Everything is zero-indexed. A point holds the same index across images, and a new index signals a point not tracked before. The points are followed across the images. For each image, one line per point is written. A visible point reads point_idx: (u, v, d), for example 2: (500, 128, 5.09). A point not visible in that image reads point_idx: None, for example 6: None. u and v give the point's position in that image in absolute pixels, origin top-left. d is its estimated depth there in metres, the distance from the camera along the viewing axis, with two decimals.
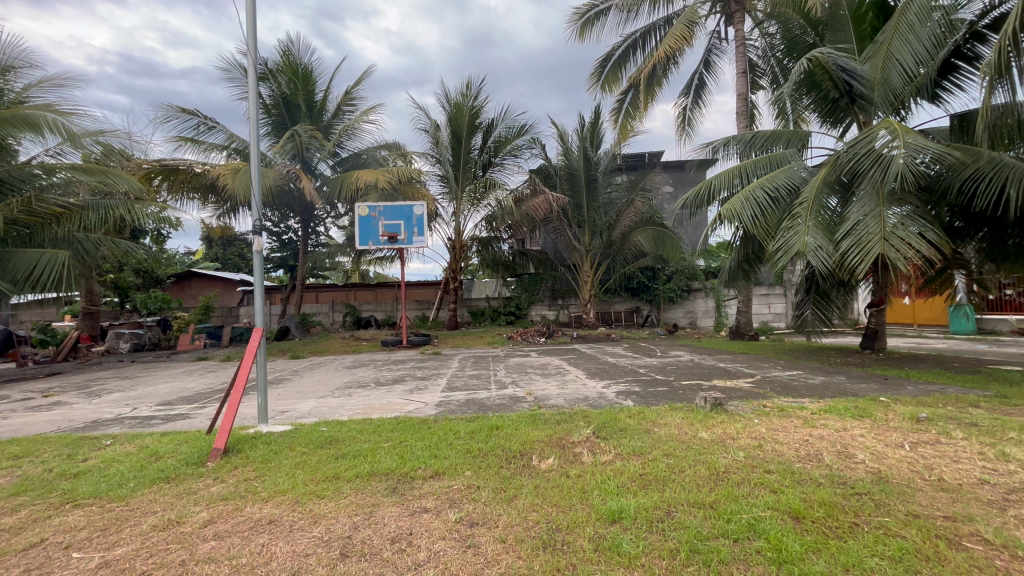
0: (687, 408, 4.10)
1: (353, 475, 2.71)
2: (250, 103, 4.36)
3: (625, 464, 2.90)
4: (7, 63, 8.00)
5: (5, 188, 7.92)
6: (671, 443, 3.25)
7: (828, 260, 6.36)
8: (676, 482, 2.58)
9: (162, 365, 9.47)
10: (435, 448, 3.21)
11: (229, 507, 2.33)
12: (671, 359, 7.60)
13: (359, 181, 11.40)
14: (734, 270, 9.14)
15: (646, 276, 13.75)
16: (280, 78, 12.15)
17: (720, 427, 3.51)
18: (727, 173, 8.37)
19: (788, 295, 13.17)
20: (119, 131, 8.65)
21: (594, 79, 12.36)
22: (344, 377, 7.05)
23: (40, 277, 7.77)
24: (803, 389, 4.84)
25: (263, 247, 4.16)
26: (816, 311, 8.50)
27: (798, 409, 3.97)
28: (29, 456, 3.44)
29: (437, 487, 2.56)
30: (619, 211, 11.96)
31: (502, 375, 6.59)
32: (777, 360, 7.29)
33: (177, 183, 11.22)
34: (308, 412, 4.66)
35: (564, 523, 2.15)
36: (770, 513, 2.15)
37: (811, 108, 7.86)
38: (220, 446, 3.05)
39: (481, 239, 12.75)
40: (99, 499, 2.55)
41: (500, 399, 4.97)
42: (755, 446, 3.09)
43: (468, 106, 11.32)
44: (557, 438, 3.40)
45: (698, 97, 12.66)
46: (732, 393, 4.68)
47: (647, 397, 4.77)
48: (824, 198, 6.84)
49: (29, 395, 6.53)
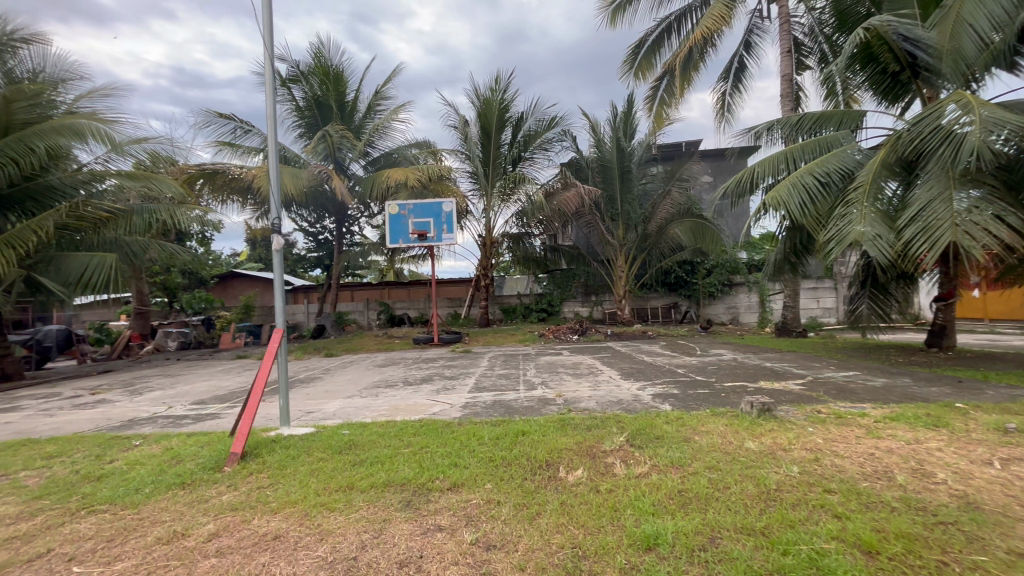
0: (730, 413, 3.76)
1: (368, 485, 2.56)
2: (269, 98, 4.29)
3: (663, 478, 2.64)
4: (58, 77, 8.43)
5: (59, 196, 8.28)
6: (713, 454, 2.95)
7: (888, 250, 5.80)
8: (725, 502, 2.30)
9: (204, 363, 9.77)
10: (456, 455, 3.02)
11: (236, 519, 2.22)
12: (712, 359, 7.16)
13: (390, 179, 11.42)
14: (780, 263, 8.58)
15: (684, 270, 13.23)
16: (312, 81, 12.33)
17: (770, 437, 3.15)
18: (771, 159, 7.84)
19: (839, 289, 12.36)
20: (161, 137, 8.96)
21: (627, 67, 11.92)
22: (374, 376, 7.00)
23: (89, 279, 8.15)
24: (864, 393, 4.36)
25: (284, 245, 4.07)
26: (873, 305, 7.86)
27: (858, 416, 3.55)
28: (62, 457, 3.49)
29: (455, 501, 2.37)
30: (655, 203, 11.52)
31: (533, 375, 6.35)
32: (829, 359, 6.72)
33: (216, 186, 11.57)
34: (333, 413, 4.59)
35: (592, 549, 1.91)
36: (835, 545, 1.83)
37: (866, 84, 7.26)
38: (237, 451, 2.97)
39: (512, 235, 12.55)
40: (113, 505, 2.50)
41: (528, 401, 4.73)
42: (810, 460, 2.74)
43: (498, 101, 11.12)
44: (587, 446, 3.15)
45: (738, 80, 11.99)
46: (781, 396, 4.27)
47: (686, 400, 4.44)
48: (883, 183, 6.25)
49: (79, 392, 6.84)
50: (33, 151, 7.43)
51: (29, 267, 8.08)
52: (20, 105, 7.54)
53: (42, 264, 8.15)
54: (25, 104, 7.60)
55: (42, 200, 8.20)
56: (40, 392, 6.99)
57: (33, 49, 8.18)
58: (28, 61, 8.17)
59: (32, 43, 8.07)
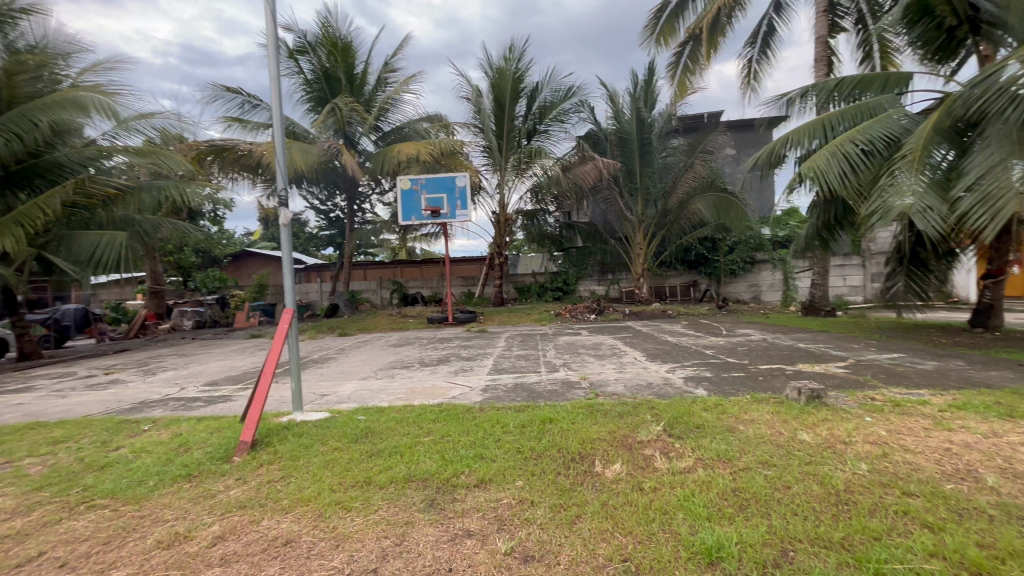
0: (774, 401, 3.46)
1: (387, 480, 2.34)
2: (271, 62, 3.96)
3: (711, 475, 2.38)
4: (60, 50, 8.07)
5: (66, 173, 8.08)
6: (763, 447, 2.67)
7: (939, 222, 5.41)
8: (791, 506, 2.02)
9: (218, 343, 9.70)
10: (480, 446, 2.77)
11: (243, 520, 2.02)
12: (740, 339, 6.83)
13: (401, 154, 11.06)
14: (810, 239, 8.11)
15: (705, 247, 12.75)
16: (320, 52, 11.88)
17: (825, 428, 2.84)
18: (806, 127, 7.31)
19: (868, 266, 11.82)
20: (168, 112, 8.69)
21: (648, 32, 11.26)
22: (389, 356, 6.83)
23: (101, 258, 8.02)
24: (917, 378, 4.03)
25: (292, 219, 3.78)
26: (910, 283, 7.42)
27: (918, 404, 3.23)
28: (68, 442, 3.35)
29: (483, 500, 2.14)
30: (676, 177, 11.05)
31: (553, 356, 6.10)
32: (868, 340, 6.33)
33: (226, 162, 11.34)
34: (347, 397, 4.39)
35: (646, 564, 1.68)
36: (938, 565, 1.57)
37: (916, 42, 6.69)
38: (247, 440, 2.78)
39: (526, 212, 12.15)
40: (115, 499, 2.31)
41: (551, 385, 4.48)
42: (878, 456, 2.44)
43: (512, 71, 10.63)
44: (622, 437, 2.90)
45: (766, 45, 11.26)
46: (826, 381, 3.96)
47: (722, 384, 4.15)
48: (935, 149, 5.76)
49: (93, 372, 6.77)
50: (37, 126, 7.20)
51: (41, 246, 7.98)
52: (23, 78, 7.35)
53: (53, 244, 8.04)
54: (27, 76, 7.39)
55: (50, 178, 8.02)
56: (55, 372, 6.94)
57: (34, 20, 7.77)
58: (29, 33, 7.78)
59: (32, 13, 7.66)
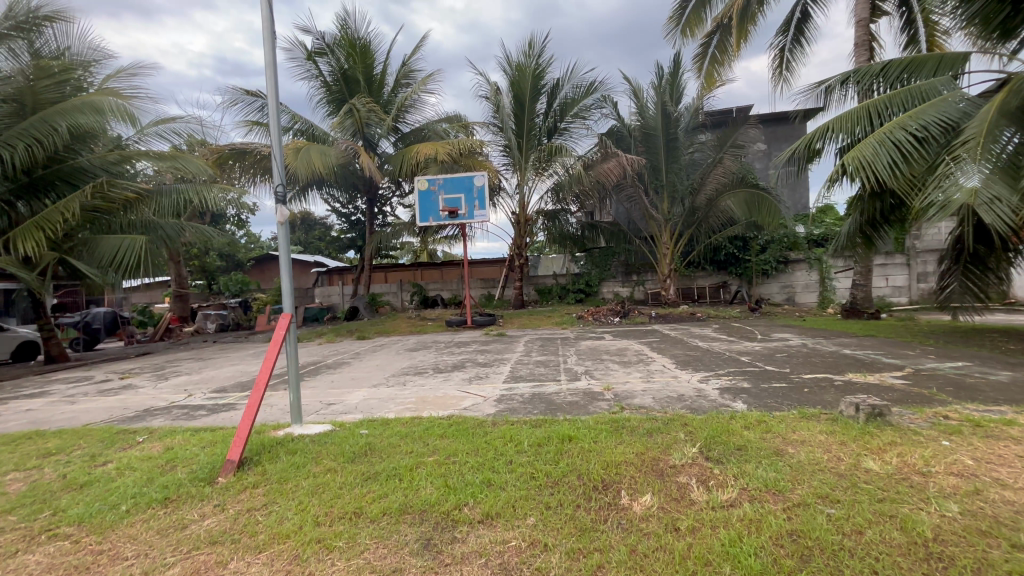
0: (827, 418, 3.02)
1: (379, 511, 2.03)
2: (268, 53, 3.73)
3: (760, 510, 1.99)
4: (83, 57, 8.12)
5: (88, 178, 8.13)
6: (822, 476, 2.26)
7: (1008, 215, 4.82)
8: (870, 562, 1.63)
9: (237, 347, 9.66)
10: (488, 469, 2.45)
11: (210, 561, 1.76)
12: (778, 345, 6.30)
13: (418, 155, 10.87)
14: (853, 235, 7.48)
15: (736, 246, 12.12)
16: (339, 53, 11.81)
17: (896, 454, 2.40)
18: (848, 115, 6.72)
19: (913, 266, 11.02)
20: (190, 116, 8.70)
21: (673, 23, 10.76)
22: (404, 362, 6.57)
23: (121, 262, 8.03)
24: (994, 392, 3.51)
25: (289, 219, 3.54)
26: (966, 283, 6.77)
27: (1004, 425, 2.75)
28: (59, 455, 3.17)
29: (489, 542, 1.81)
30: (704, 173, 10.50)
31: (574, 363, 5.73)
32: (923, 346, 5.72)
33: (247, 165, 11.36)
34: (354, 406, 4.13)
35: None
36: None
37: (974, 21, 6.07)
38: (233, 459, 2.52)
39: (547, 212, 11.78)
40: (80, 527, 2.08)
41: (572, 396, 4.10)
42: (969, 493, 2.01)
43: (532, 67, 10.33)
44: (651, 460, 2.52)
45: (800, 32, 10.61)
46: (885, 395, 3.49)
47: (763, 397, 3.71)
48: (1001, 135, 5.13)
49: (109, 377, 6.73)
50: (56, 131, 7.23)
51: (66, 250, 8.06)
52: (46, 85, 7.41)
53: (77, 248, 8.10)
54: (50, 82, 7.44)
55: (74, 183, 8.10)
56: (73, 376, 6.95)
57: (58, 28, 7.81)
58: (53, 40, 7.76)
59: (56, 20, 7.71)
